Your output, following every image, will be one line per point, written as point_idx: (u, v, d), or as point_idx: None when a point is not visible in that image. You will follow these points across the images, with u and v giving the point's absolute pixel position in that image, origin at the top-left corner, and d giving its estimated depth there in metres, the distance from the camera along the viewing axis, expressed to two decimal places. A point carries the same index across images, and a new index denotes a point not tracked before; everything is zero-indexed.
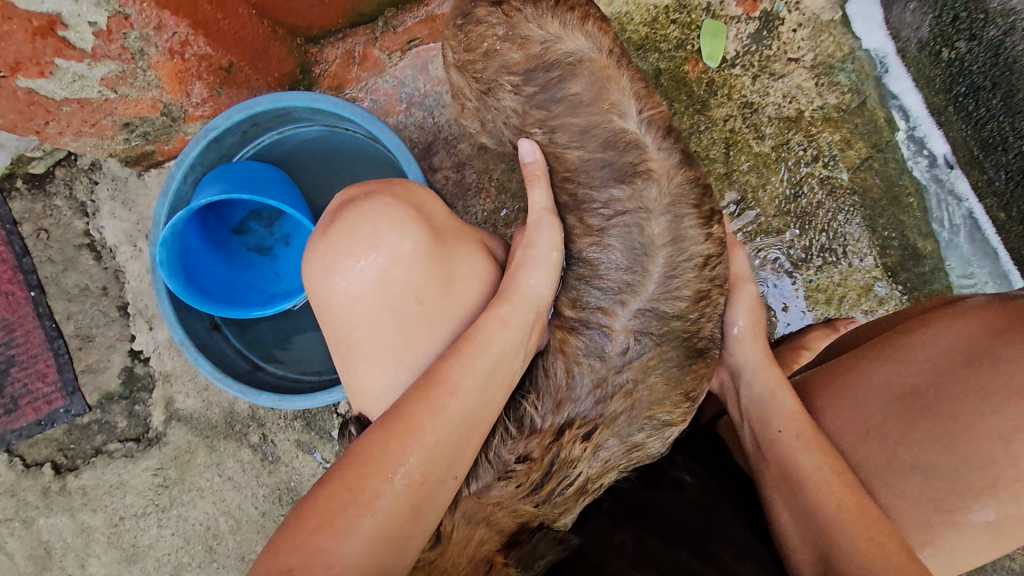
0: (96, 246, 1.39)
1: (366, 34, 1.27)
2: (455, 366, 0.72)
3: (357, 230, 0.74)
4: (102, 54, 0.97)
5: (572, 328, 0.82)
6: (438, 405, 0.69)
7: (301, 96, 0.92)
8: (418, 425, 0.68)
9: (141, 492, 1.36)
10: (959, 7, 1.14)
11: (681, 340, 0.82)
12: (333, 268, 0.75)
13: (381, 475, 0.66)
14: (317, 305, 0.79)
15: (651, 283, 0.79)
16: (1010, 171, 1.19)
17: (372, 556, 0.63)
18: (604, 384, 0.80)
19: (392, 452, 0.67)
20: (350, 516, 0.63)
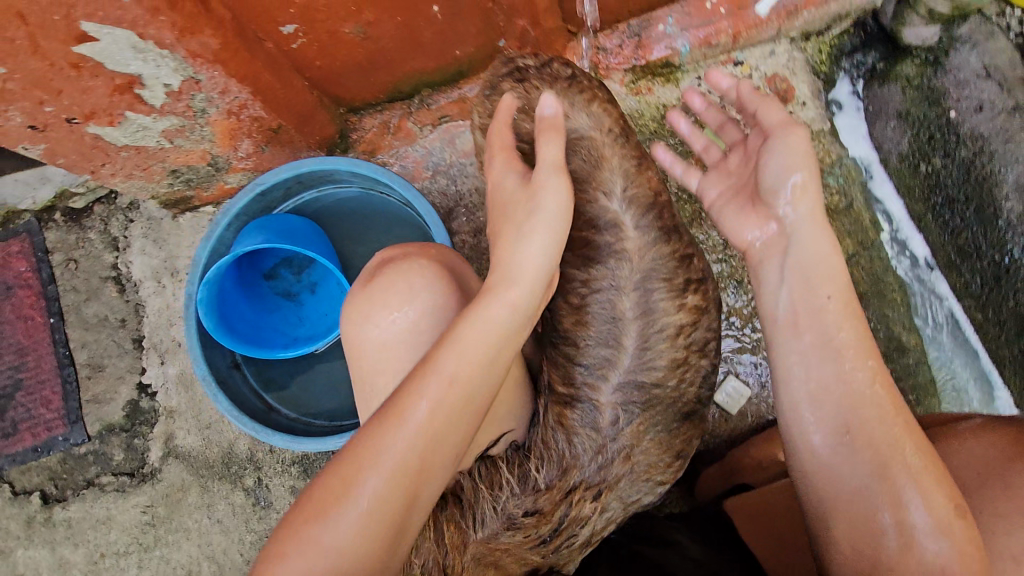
0: (121, 280, 1.44)
1: (402, 108, 1.39)
2: (440, 354, 0.67)
3: (393, 286, 0.80)
4: (168, 111, 1.06)
5: (567, 402, 0.86)
6: (431, 385, 0.65)
7: (344, 161, 1.01)
8: (405, 417, 0.64)
9: (127, 529, 1.35)
10: (934, 128, 1.29)
11: (666, 407, 0.87)
12: (368, 317, 0.81)
13: (369, 471, 0.62)
14: (351, 349, 0.84)
15: (627, 355, 0.84)
16: (984, 276, 1.26)
17: (364, 544, 0.61)
18: (603, 450, 0.84)
19: (375, 447, 0.63)
20: (339, 507, 0.61)
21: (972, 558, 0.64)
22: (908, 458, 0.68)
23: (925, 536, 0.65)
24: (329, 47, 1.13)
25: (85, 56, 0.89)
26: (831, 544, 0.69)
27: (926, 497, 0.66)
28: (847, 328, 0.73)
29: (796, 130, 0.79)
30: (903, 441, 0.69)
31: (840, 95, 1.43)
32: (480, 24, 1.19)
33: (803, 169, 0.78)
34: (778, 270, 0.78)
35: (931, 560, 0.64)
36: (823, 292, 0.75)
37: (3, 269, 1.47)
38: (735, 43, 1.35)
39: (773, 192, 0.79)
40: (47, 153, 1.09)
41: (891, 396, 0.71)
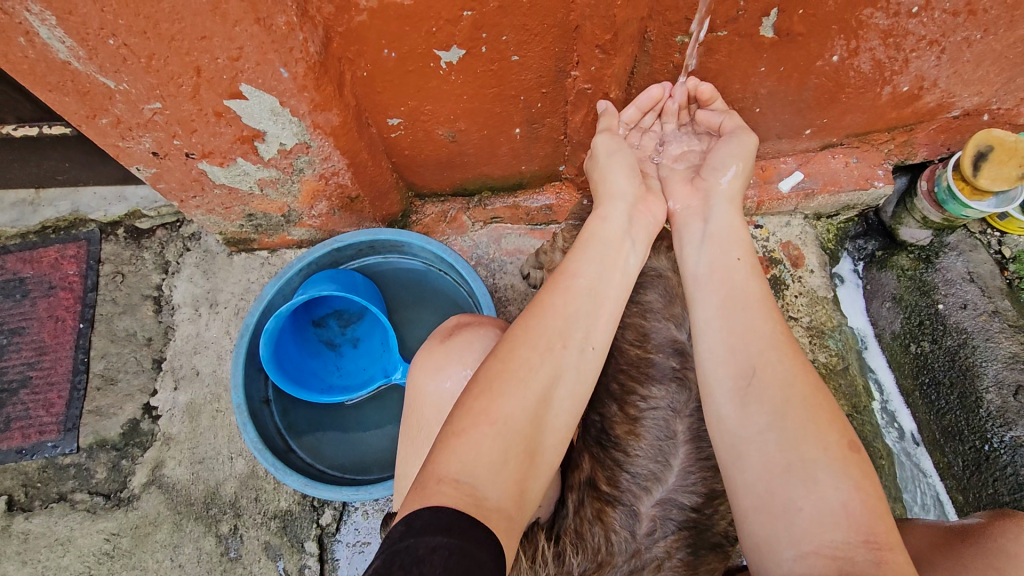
0: (160, 301, 1.50)
1: (461, 203, 1.56)
2: (560, 285, 0.87)
3: (470, 342, 0.86)
4: (273, 164, 1.21)
5: (609, 500, 0.88)
6: (539, 324, 0.82)
7: (420, 236, 1.13)
8: (537, 328, 0.81)
9: (82, 556, 1.28)
10: (924, 316, 1.47)
11: (695, 531, 0.86)
12: (442, 367, 0.84)
13: (520, 367, 0.77)
14: (415, 399, 0.86)
15: (672, 473, 0.88)
16: (966, 460, 1.36)
17: (506, 453, 0.71)
18: (637, 555, 0.83)
19: (514, 349, 0.78)
20: (477, 424, 0.71)
21: (867, 492, 0.73)
22: (805, 391, 0.80)
23: (828, 478, 0.73)
24: (420, 141, 1.31)
25: (230, 109, 1.05)
26: (746, 490, 0.78)
27: (820, 438, 0.76)
28: (750, 282, 0.93)
29: (748, 134, 1.09)
30: (797, 379, 0.82)
31: (843, 270, 1.62)
32: (549, 150, 1.40)
33: (743, 163, 1.06)
34: (702, 232, 1.02)
35: (832, 497, 0.72)
36: (734, 255, 0.97)
37: (52, 269, 1.54)
38: (758, 208, 1.57)
39: (716, 169, 1.06)
40: (153, 177, 1.21)
41: (789, 344, 0.86)
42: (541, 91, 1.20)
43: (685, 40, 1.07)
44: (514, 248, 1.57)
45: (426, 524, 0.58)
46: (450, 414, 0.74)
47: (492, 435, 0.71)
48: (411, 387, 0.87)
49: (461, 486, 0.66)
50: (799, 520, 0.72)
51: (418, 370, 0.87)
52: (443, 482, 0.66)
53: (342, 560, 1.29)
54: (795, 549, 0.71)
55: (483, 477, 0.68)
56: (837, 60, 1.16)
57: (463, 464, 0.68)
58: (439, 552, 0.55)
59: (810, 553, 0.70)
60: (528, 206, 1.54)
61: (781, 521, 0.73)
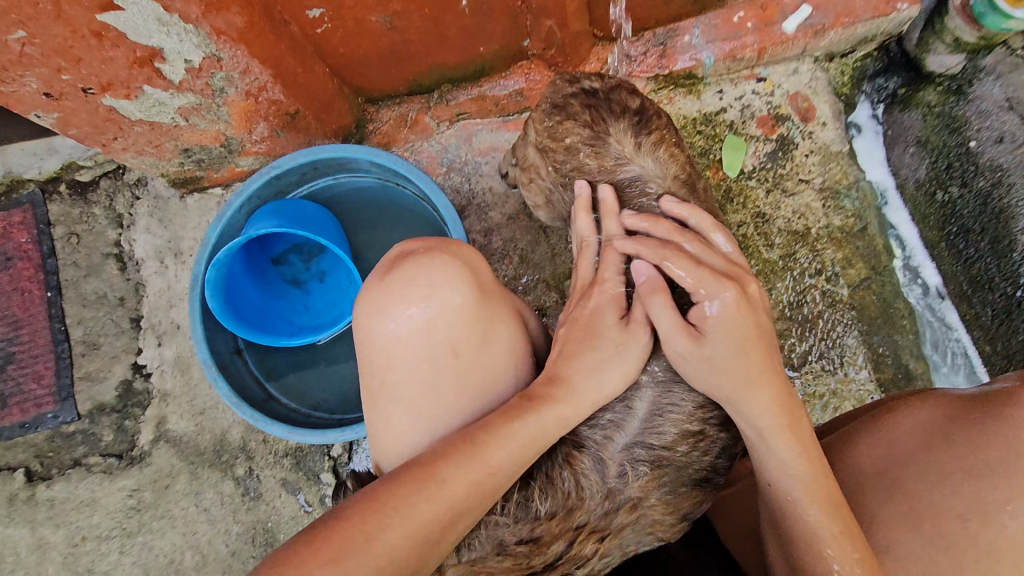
0: (123, 258, 1.41)
1: (421, 102, 1.38)
2: (482, 431, 0.70)
3: (414, 279, 0.74)
4: (186, 87, 1.05)
5: (576, 445, 0.81)
6: (434, 486, 0.65)
7: (364, 150, 1.00)
8: (427, 489, 0.65)
9: (111, 513, 1.32)
10: (954, 157, 1.29)
11: (676, 469, 0.82)
12: (386, 308, 0.74)
13: (387, 530, 0.62)
14: (363, 342, 0.77)
15: (636, 419, 0.82)
16: (996, 309, 1.26)
17: None
18: (611, 496, 0.78)
19: (385, 529, 0.62)
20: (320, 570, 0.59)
21: None
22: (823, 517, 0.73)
23: None
24: (352, 35, 1.12)
25: (108, 25, 0.88)
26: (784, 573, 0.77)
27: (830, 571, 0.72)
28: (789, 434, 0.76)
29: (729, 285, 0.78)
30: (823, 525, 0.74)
31: (859, 117, 1.44)
32: (506, 21, 1.19)
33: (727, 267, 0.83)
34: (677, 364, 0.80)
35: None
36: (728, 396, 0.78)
37: (3, 239, 1.44)
38: (760, 58, 1.35)
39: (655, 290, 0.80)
40: (59, 123, 1.07)
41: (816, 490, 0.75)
42: None
43: None
44: (488, 146, 1.40)
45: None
46: (310, 539, 0.61)
47: None
48: (359, 328, 0.78)
49: None
50: None
51: (360, 309, 0.78)
52: None
53: None
54: None
55: None
56: None
57: None
58: None
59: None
60: (495, 95, 1.36)
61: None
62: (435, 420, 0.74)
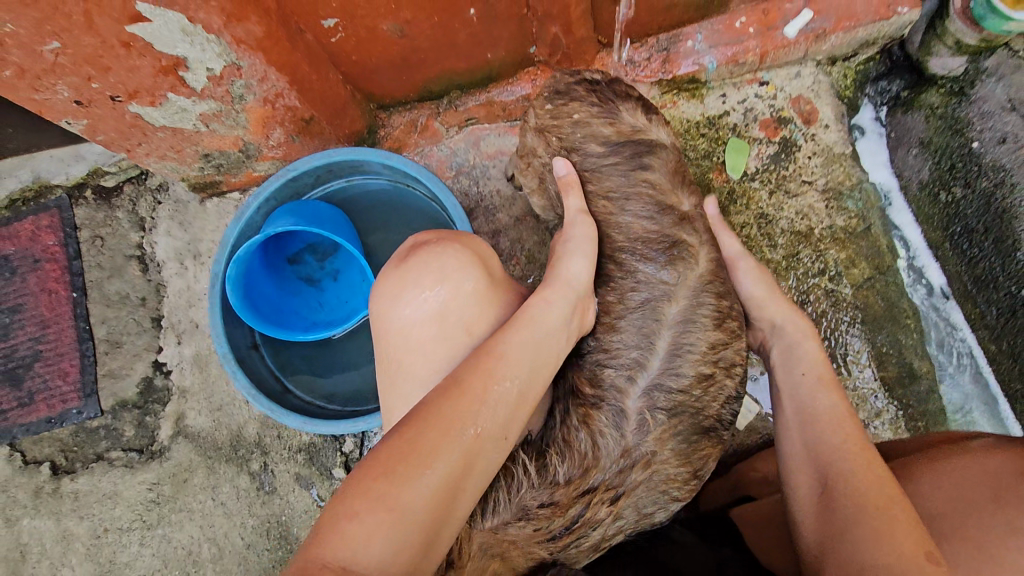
0: (145, 259, 1.47)
1: (430, 108, 1.42)
2: (498, 343, 0.72)
3: (427, 267, 0.78)
4: (207, 94, 1.10)
5: (593, 403, 0.83)
6: (470, 390, 0.67)
7: (376, 152, 1.04)
8: (464, 396, 0.66)
9: (132, 506, 1.36)
10: (957, 157, 1.30)
11: (690, 415, 0.83)
12: (400, 296, 0.78)
13: (435, 438, 0.62)
14: (378, 329, 0.81)
15: (656, 358, 0.83)
16: (1000, 307, 1.27)
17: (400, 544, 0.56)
18: (626, 453, 0.80)
19: (441, 435, 0.62)
20: (376, 500, 0.57)
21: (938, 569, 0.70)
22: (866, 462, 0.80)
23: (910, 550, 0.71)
24: (364, 43, 1.17)
25: (136, 36, 0.93)
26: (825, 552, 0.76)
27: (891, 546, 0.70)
28: (812, 372, 0.94)
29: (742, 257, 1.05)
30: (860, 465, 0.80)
31: (863, 120, 1.46)
32: (513, 28, 1.23)
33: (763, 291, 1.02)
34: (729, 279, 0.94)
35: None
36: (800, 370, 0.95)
37: (32, 242, 1.51)
38: (762, 62, 1.38)
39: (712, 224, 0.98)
40: (88, 129, 1.12)
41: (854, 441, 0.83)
42: None
43: None
44: (495, 150, 1.44)
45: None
46: (358, 475, 0.59)
47: (385, 527, 0.56)
48: (374, 317, 0.82)
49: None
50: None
51: (376, 300, 0.81)
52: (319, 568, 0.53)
53: None
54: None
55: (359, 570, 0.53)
56: None
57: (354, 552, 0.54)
58: None
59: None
60: (503, 100, 1.40)
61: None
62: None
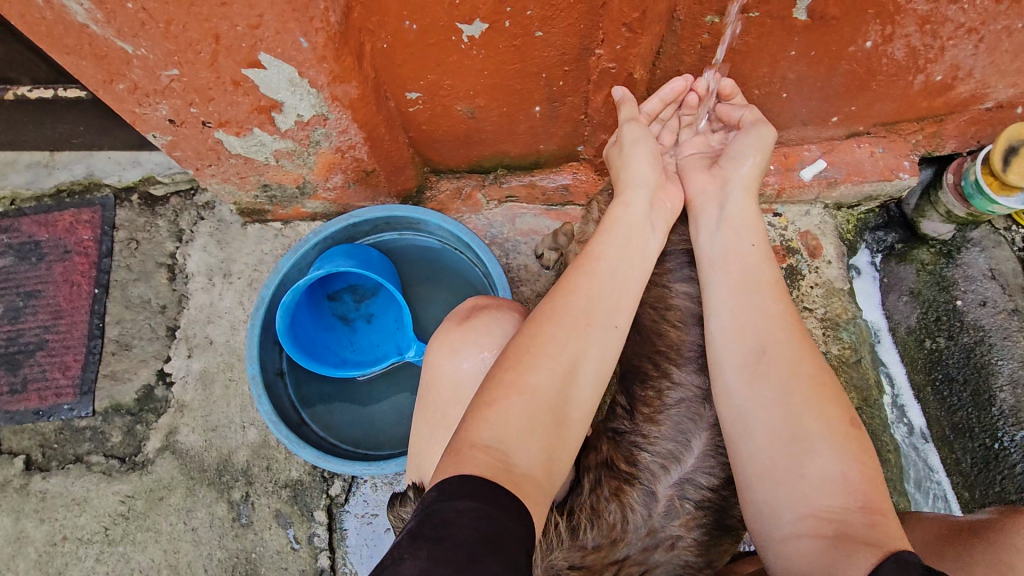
0: (174, 269, 1.51)
1: (477, 180, 1.54)
2: (585, 268, 0.84)
3: (487, 328, 0.84)
4: (289, 135, 1.20)
5: (627, 478, 0.82)
6: (562, 296, 0.80)
7: (435, 214, 1.12)
8: (563, 306, 0.79)
9: (98, 516, 1.31)
10: (942, 311, 1.46)
11: (712, 512, 0.82)
12: (458, 350, 0.84)
13: (548, 342, 0.74)
14: (429, 380, 0.86)
15: (690, 455, 0.83)
16: (975, 457, 1.36)
17: (535, 421, 0.68)
18: (652, 533, 0.79)
19: (528, 357, 0.73)
20: (505, 390, 0.70)
21: (864, 463, 0.75)
22: (810, 370, 0.82)
23: (827, 451, 0.75)
24: (438, 117, 1.29)
25: (248, 77, 1.03)
26: (751, 458, 0.78)
27: (823, 414, 0.78)
28: (757, 243, 0.93)
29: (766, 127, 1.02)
30: (805, 358, 0.83)
31: (860, 262, 1.59)
32: (568, 129, 1.38)
33: (758, 157, 1.02)
34: (717, 217, 0.97)
35: (831, 467, 0.74)
36: (749, 241, 0.94)
37: (67, 233, 1.54)
38: (779, 196, 1.54)
39: (734, 158, 1.01)
40: (169, 144, 1.20)
41: (798, 329, 0.86)
42: (563, 69, 1.18)
43: (715, 21, 1.06)
44: (529, 229, 1.55)
45: (456, 487, 0.57)
46: (482, 387, 0.72)
47: (519, 408, 0.68)
48: (427, 367, 0.87)
49: (491, 452, 0.64)
50: (802, 487, 0.75)
51: (434, 348, 0.87)
52: (475, 448, 0.64)
53: (351, 529, 1.30)
54: (794, 513, 0.74)
55: (508, 449, 0.65)
56: (870, 46, 1.17)
57: (495, 431, 0.66)
58: (467, 514, 0.54)
59: (812, 513, 0.73)
60: (545, 186, 1.53)
61: (783, 485, 0.76)
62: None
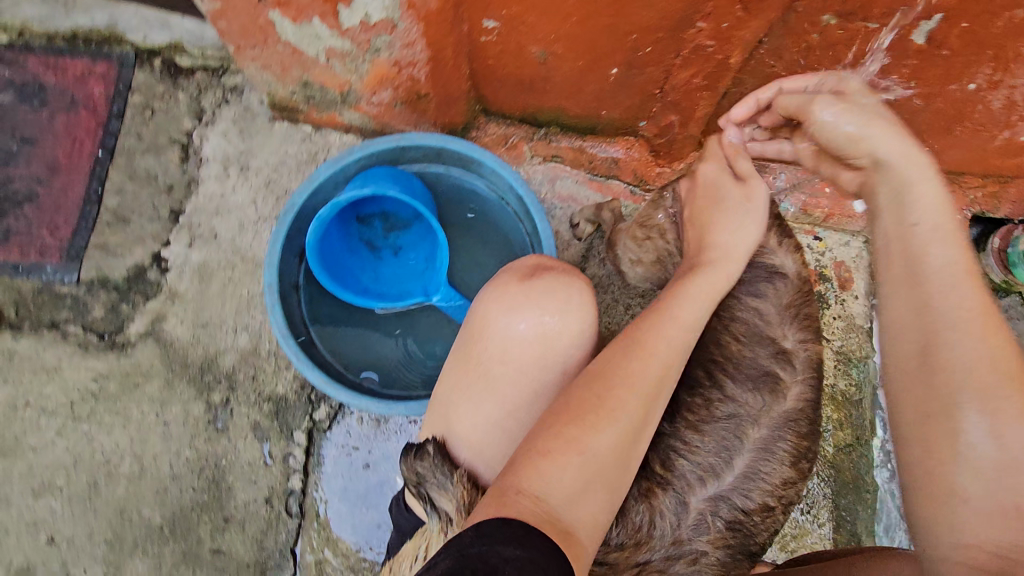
0: (188, 150, 1.39)
1: (527, 131, 1.45)
2: (654, 326, 0.79)
3: (550, 294, 0.80)
4: (349, 35, 1.09)
5: (660, 482, 0.79)
6: (625, 350, 0.75)
7: (495, 157, 1.04)
8: (626, 363, 0.72)
9: (68, 389, 1.25)
10: None
11: (741, 534, 0.80)
12: (516, 309, 0.80)
13: (609, 396, 0.69)
14: (476, 328, 0.83)
15: (730, 472, 0.80)
16: None
17: (585, 479, 0.63)
18: (679, 543, 0.76)
19: (590, 411, 0.67)
20: (559, 441, 0.64)
21: None
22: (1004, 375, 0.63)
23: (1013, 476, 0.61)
24: (509, 54, 1.19)
25: None
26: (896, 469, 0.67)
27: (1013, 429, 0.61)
28: (933, 213, 0.70)
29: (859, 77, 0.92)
30: (999, 355, 0.63)
31: None
32: (638, 100, 1.28)
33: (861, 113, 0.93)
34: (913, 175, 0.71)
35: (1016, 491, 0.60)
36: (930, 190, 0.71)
37: (77, 82, 1.40)
38: (825, 220, 1.50)
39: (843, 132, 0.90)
40: (214, 13, 1.08)
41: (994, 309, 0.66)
42: (657, 35, 1.08)
43: (832, 21, 0.97)
44: (568, 194, 1.49)
45: (498, 529, 0.53)
46: (532, 431, 0.67)
47: (574, 463, 0.63)
48: (476, 313, 0.83)
49: (541, 503, 0.59)
50: (964, 510, 0.62)
51: (491, 298, 0.82)
52: (525, 493, 0.59)
53: (328, 457, 1.27)
54: (957, 539, 0.61)
55: (553, 503, 0.60)
56: (972, 88, 1.09)
57: (546, 481, 0.61)
58: (512, 563, 0.50)
59: (979, 544, 0.60)
60: (594, 154, 1.45)
61: (942, 506, 0.63)
62: (516, 423, 0.79)
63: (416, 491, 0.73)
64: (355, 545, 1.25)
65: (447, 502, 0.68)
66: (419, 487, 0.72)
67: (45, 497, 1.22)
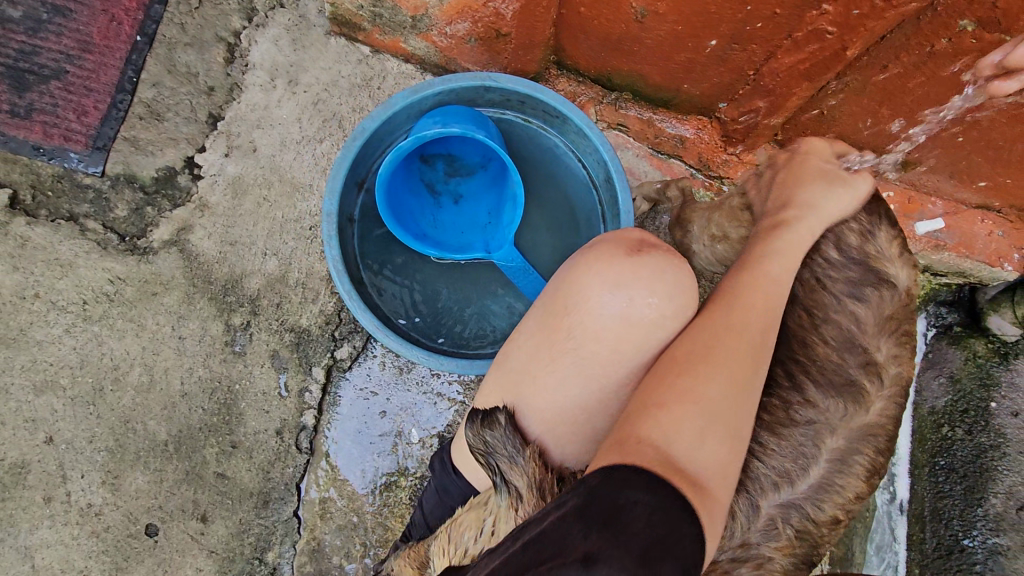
0: (234, 51, 1.26)
1: (596, 93, 1.37)
2: (745, 304, 0.81)
3: (646, 269, 0.82)
4: None
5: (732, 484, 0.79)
6: (727, 323, 0.79)
7: (583, 117, 1.05)
8: (728, 334, 0.77)
9: (81, 288, 1.18)
10: (974, 405, 1.37)
11: (808, 546, 0.78)
12: (616, 281, 0.82)
13: (717, 362, 0.73)
14: (567, 292, 0.84)
15: (804, 482, 0.80)
16: (940, 543, 1.36)
17: (705, 433, 0.66)
18: (745, 546, 0.75)
19: (699, 376, 0.71)
20: (676, 400, 0.69)
21: None
22: None
23: None
24: (604, 3, 1.10)
25: None
26: None
27: None
28: None
29: None
30: None
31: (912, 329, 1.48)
32: (727, 79, 1.20)
33: None
34: None
35: None
36: None
37: None
38: None
39: None
40: None
41: None
42: (773, 10, 1.00)
43: (968, 29, 0.86)
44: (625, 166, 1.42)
45: (625, 477, 0.57)
46: (649, 389, 0.72)
47: (692, 416, 0.67)
48: (569, 278, 0.85)
49: (662, 449, 0.63)
50: None
51: (595, 271, 0.83)
52: (644, 442, 0.63)
53: (345, 399, 1.23)
54: None
55: (678, 451, 0.63)
56: None
57: (666, 431, 0.65)
58: (640, 507, 0.54)
59: None
60: (662, 129, 1.37)
61: None
62: (610, 381, 0.82)
63: (483, 460, 0.74)
64: (360, 488, 1.22)
65: (518, 478, 0.70)
66: (487, 457, 0.74)
67: (46, 395, 1.16)
